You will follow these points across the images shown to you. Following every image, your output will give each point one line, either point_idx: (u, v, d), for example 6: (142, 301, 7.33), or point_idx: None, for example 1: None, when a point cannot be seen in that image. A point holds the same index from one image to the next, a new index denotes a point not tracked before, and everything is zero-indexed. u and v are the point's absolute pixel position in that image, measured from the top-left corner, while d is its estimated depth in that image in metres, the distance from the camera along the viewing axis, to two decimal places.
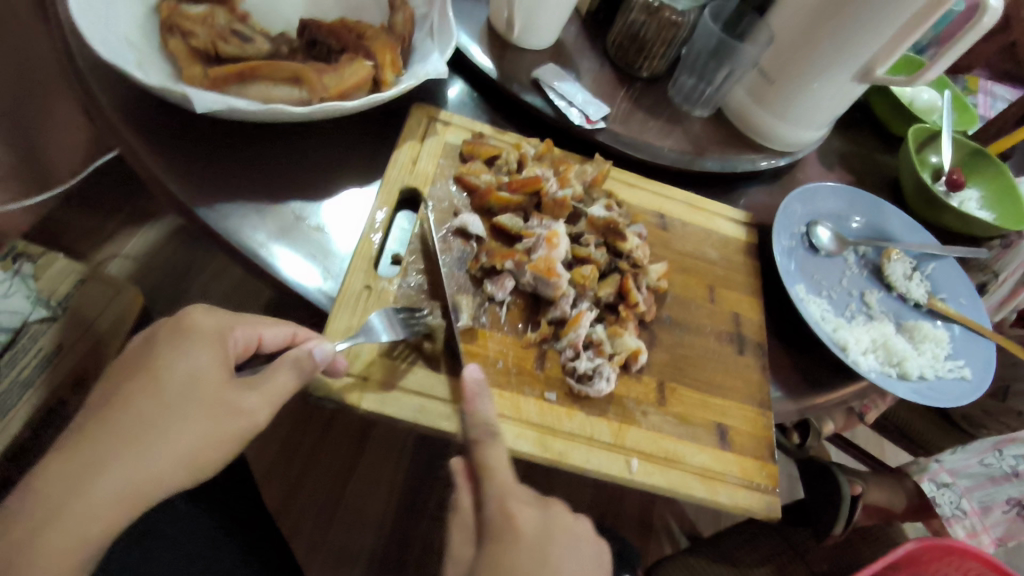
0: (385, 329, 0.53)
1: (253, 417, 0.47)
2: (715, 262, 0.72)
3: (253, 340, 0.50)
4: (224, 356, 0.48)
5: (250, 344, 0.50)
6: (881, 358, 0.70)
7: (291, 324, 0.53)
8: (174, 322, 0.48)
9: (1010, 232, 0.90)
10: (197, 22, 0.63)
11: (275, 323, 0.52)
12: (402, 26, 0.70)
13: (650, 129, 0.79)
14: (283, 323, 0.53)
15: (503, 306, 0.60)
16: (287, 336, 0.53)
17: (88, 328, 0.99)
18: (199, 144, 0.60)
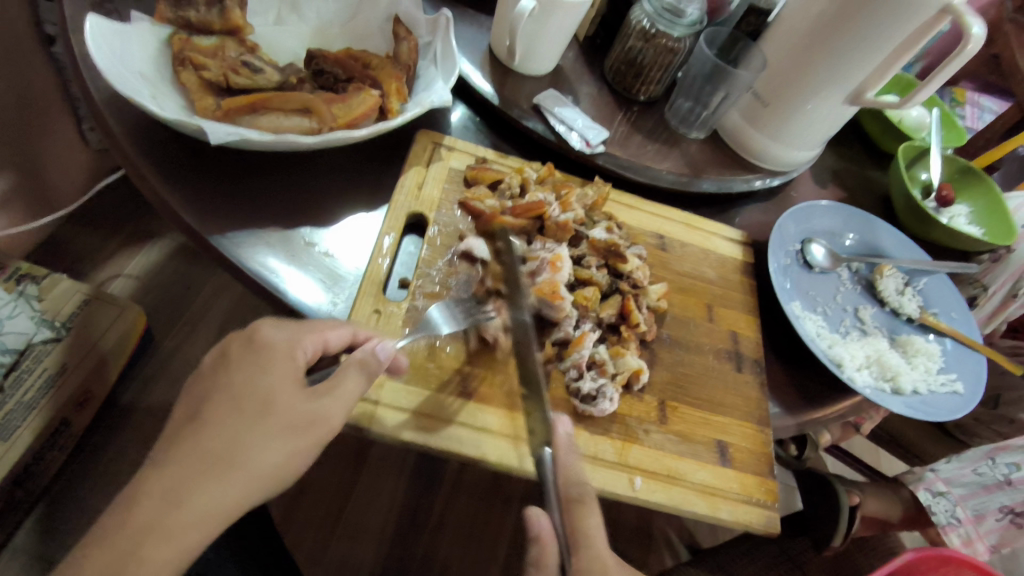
0: (445, 320, 0.57)
1: (331, 425, 0.48)
2: (712, 281, 0.74)
3: (321, 345, 0.50)
4: (294, 371, 0.48)
5: (318, 351, 0.50)
6: (876, 374, 0.72)
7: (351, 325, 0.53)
8: (209, 352, 0.49)
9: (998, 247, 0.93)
10: (209, 56, 0.65)
11: (337, 326, 0.52)
12: (407, 55, 0.72)
13: (648, 152, 0.81)
14: (342, 325, 0.52)
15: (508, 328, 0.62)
16: (348, 337, 0.53)
17: (92, 349, 1.02)
18: (212, 173, 0.62)
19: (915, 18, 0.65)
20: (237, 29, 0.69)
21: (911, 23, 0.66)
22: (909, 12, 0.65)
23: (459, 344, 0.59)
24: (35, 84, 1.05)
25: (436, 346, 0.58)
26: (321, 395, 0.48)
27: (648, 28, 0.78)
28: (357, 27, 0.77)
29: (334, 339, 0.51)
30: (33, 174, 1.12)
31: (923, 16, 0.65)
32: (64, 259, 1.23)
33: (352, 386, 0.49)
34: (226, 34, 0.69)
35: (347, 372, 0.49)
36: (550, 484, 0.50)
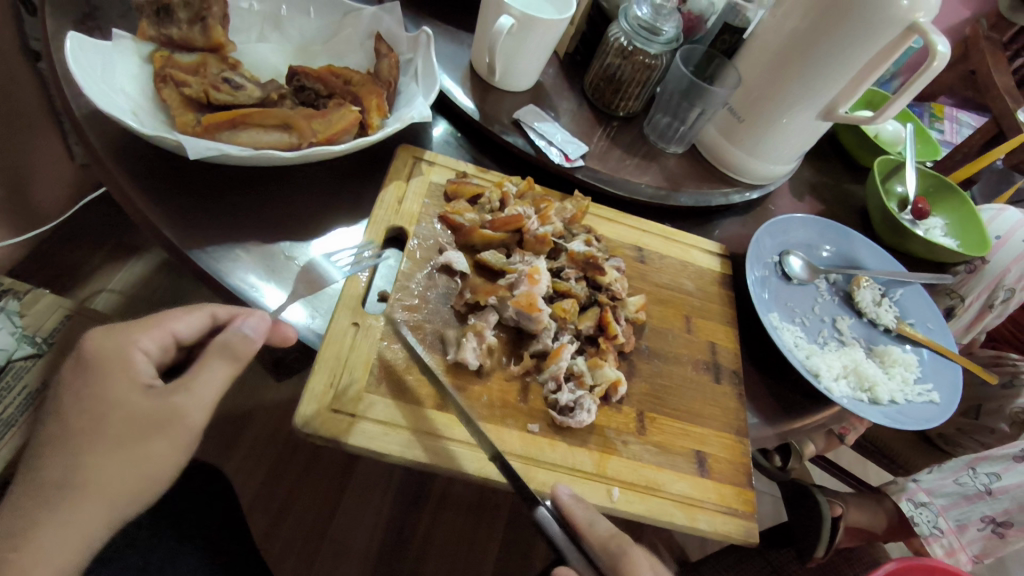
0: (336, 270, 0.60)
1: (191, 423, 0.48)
2: (691, 293, 0.75)
3: (167, 339, 0.51)
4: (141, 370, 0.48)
5: (165, 344, 0.51)
6: (853, 384, 0.73)
7: (206, 308, 0.53)
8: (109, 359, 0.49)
9: (973, 258, 0.94)
10: (190, 72, 0.66)
11: (187, 313, 0.53)
12: (388, 72, 0.73)
13: (627, 166, 0.82)
14: (195, 310, 0.53)
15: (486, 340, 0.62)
16: (203, 321, 0.53)
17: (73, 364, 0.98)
18: (193, 189, 0.62)
19: (883, 37, 0.67)
20: (220, 47, 0.70)
21: (878, 40, 0.68)
22: (876, 31, 0.67)
23: (438, 356, 0.59)
24: (21, 101, 1.05)
25: (414, 358, 0.58)
26: (172, 391, 0.47)
27: (625, 45, 0.80)
28: (338, 45, 0.78)
29: (180, 326, 0.52)
30: (18, 191, 1.12)
31: (890, 35, 0.67)
32: (47, 275, 1.23)
33: (213, 373, 0.49)
34: (208, 51, 0.70)
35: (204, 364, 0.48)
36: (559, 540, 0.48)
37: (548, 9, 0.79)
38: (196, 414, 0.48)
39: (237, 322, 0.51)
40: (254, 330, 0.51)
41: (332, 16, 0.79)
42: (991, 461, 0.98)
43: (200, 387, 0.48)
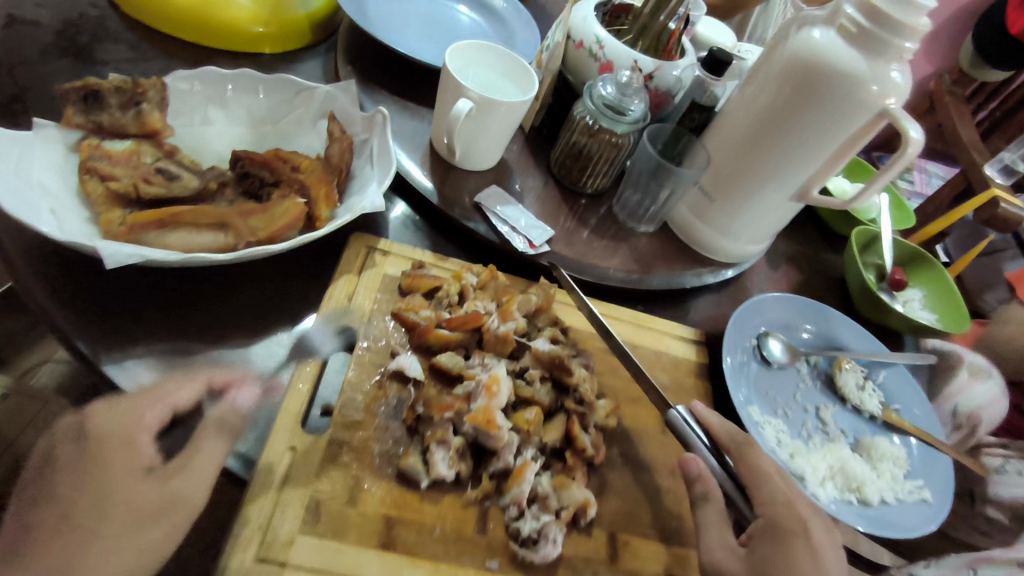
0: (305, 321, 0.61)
1: None
2: (667, 388, 0.70)
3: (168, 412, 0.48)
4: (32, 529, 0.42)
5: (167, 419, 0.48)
6: (840, 486, 0.69)
7: (203, 375, 0.51)
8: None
9: (954, 334, 0.90)
10: (121, 163, 0.60)
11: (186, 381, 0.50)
12: (338, 157, 0.68)
13: (595, 250, 0.78)
14: (192, 379, 0.50)
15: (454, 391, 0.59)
16: (201, 389, 0.50)
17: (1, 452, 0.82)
18: (117, 294, 0.56)
19: (854, 122, 0.65)
20: (155, 133, 0.65)
21: (849, 126, 0.65)
22: (847, 117, 0.64)
23: (386, 481, 0.53)
24: None
25: (358, 486, 0.52)
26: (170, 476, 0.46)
27: (591, 124, 0.77)
28: (289, 125, 0.74)
29: (182, 397, 0.49)
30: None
31: (860, 120, 0.64)
32: None
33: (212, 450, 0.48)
34: (143, 137, 0.64)
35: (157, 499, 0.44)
36: (697, 438, 0.59)
37: (510, 89, 0.76)
38: (185, 485, 0.46)
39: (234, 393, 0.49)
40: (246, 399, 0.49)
41: (283, 93, 0.74)
42: (996, 564, 0.58)
43: (197, 465, 0.47)
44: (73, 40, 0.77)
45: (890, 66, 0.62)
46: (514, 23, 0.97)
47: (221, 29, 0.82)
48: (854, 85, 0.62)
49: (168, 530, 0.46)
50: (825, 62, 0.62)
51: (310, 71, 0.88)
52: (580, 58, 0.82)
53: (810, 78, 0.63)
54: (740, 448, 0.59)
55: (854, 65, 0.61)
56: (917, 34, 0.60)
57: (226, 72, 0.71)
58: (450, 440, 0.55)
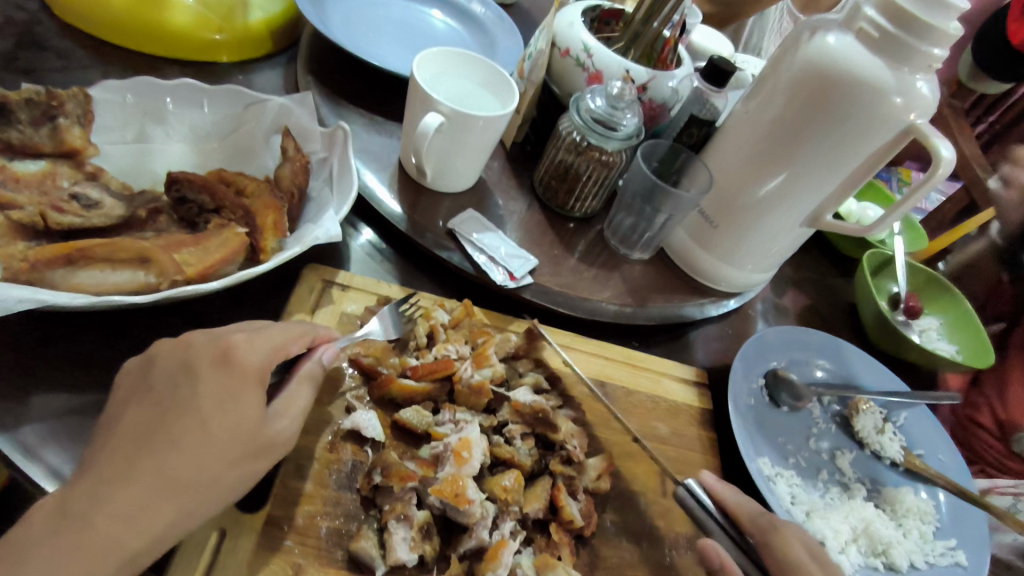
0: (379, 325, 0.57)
1: None
2: (665, 440, 0.61)
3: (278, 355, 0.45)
4: None
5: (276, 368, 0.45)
6: (865, 549, 0.61)
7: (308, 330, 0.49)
8: None
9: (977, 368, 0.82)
10: (28, 188, 0.52)
11: (288, 326, 0.48)
12: (290, 179, 0.60)
13: (584, 280, 0.70)
14: (300, 331, 0.48)
15: (438, 425, 0.53)
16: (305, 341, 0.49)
17: None
18: (16, 345, 0.47)
19: (875, 139, 0.57)
20: (75, 152, 0.56)
21: (869, 143, 0.58)
22: (867, 133, 0.57)
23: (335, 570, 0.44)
24: None
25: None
26: (276, 417, 0.43)
27: (579, 140, 0.69)
28: (238, 142, 0.65)
29: (294, 347, 0.47)
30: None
31: (883, 136, 0.57)
32: None
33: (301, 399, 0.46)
34: (60, 157, 0.56)
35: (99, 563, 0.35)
36: (712, 516, 0.54)
37: (489, 101, 0.68)
38: (283, 428, 0.44)
39: (322, 350, 0.49)
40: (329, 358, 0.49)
41: (231, 107, 0.66)
42: None
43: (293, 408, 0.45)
44: None
45: (916, 75, 0.55)
46: (494, 30, 0.89)
47: (165, 35, 0.74)
48: (875, 97, 0.54)
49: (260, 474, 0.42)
50: (841, 71, 0.54)
51: (269, 82, 0.80)
52: (566, 68, 0.74)
53: (825, 89, 0.56)
54: (763, 535, 0.51)
55: (876, 74, 0.54)
56: (948, 39, 0.53)
57: (164, 83, 0.63)
58: (413, 515, 0.47)
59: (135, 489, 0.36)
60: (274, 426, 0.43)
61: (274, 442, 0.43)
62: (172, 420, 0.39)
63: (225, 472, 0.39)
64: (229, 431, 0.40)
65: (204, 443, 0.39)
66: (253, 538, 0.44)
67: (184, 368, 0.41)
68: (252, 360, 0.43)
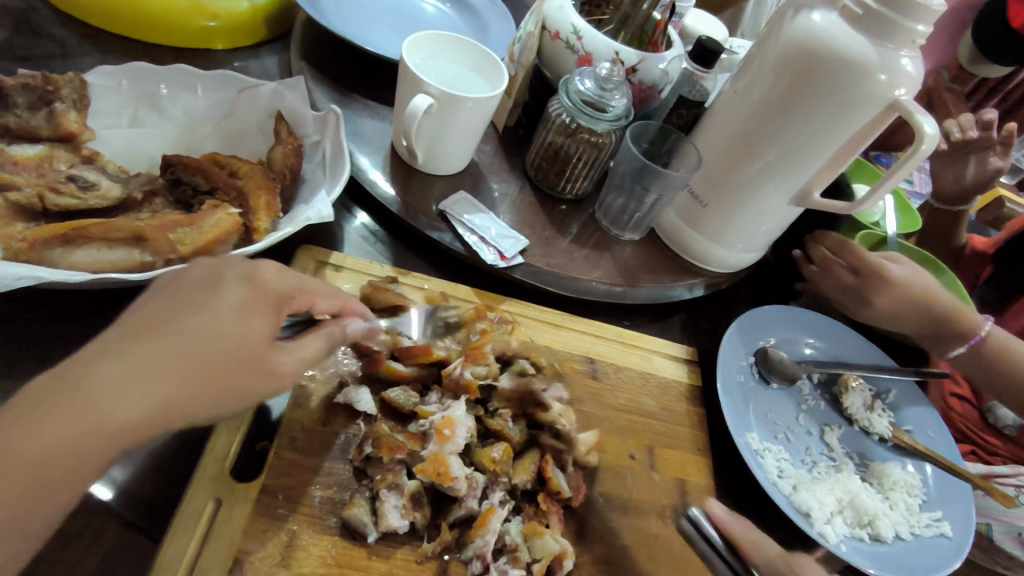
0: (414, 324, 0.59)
1: None
2: (654, 414, 0.62)
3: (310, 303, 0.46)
4: None
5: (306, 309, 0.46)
6: (851, 521, 0.62)
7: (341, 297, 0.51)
8: None
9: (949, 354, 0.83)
10: (26, 171, 0.53)
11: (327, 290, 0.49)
12: (283, 160, 0.61)
13: (576, 261, 0.71)
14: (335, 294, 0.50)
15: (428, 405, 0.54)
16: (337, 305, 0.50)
17: None
18: (18, 321, 0.49)
19: (860, 115, 0.58)
20: (71, 136, 0.57)
21: (855, 120, 0.58)
22: (853, 110, 0.57)
23: (328, 538, 0.45)
24: None
25: (293, 542, 0.44)
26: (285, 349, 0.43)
27: (568, 122, 0.70)
28: (232, 127, 0.66)
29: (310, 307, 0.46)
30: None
31: (868, 113, 0.58)
32: None
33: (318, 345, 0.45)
34: (57, 141, 0.57)
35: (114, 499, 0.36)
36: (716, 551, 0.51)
37: (479, 82, 0.68)
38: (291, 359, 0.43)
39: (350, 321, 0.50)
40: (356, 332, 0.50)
41: (225, 93, 0.67)
42: None
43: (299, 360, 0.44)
44: None
45: (900, 51, 0.55)
46: (487, 14, 0.90)
47: (161, 22, 0.75)
48: (859, 73, 0.55)
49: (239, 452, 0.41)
50: (826, 49, 0.55)
51: (264, 67, 0.81)
52: (556, 51, 0.75)
53: (810, 67, 0.56)
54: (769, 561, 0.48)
55: (860, 52, 0.54)
56: (931, 15, 0.53)
57: (158, 69, 0.64)
58: (403, 485, 0.48)
59: (123, 389, 0.35)
60: (279, 355, 0.42)
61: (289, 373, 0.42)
62: (183, 317, 0.38)
63: (217, 382, 0.38)
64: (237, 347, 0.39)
65: (202, 355, 0.37)
66: (249, 502, 0.45)
67: (196, 282, 0.40)
68: (282, 285, 0.43)
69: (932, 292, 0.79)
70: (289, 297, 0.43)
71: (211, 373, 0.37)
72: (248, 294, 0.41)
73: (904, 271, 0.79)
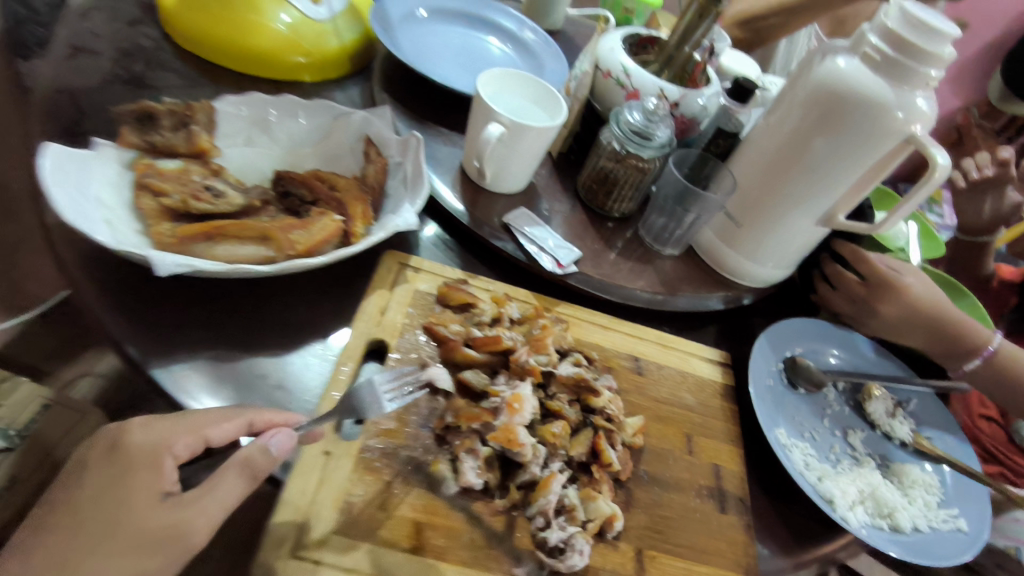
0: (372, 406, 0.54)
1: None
2: (692, 408, 0.70)
3: (200, 443, 0.47)
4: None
5: (197, 450, 0.47)
6: (872, 511, 0.68)
7: (244, 415, 0.50)
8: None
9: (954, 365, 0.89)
10: (170, 180, 0.64)
11: (228, 419, 0.49)
12: (374, 177, 0.73)
13: (621, 271, 0.80)
14: (235, 417, 0.49)
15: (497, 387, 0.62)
16: (241, 428, 0.49)
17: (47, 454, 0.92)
18: (167, 302, 0.60)
19: (880, 146, 0.66)
20: (203, 153, 0.69)
21: (875, 151, 0.66)
22: (873, 142, 0.66)
23: (417, 489, 0.54)
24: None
25: (389, 491, 0.53)
26: (183, 504, 0.45)
27: (618, 149, 0.79)
28: (328, 148, 0.77)
29: (216, 436, 0.47)
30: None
31: (887, 145, 0.66)
32: None
33: (228, 489, 0.46)
34: (192, 157, 0.69)
35: (226, 475, 0.46)
36: None
37: (540, 114, 0.78)
38: (192, 513, 0.44)
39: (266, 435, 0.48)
40: (279, 445, 0.48)
41: (322, 118, 0.78)
42: None
43: (210, 498, 0.45)
44: (129, 68, 0.83)
45: (915, 92, 0.64)
46: (543, 54, 1.01)
47: (265, 57, 0.87)
48: (879, 110, 0.63)
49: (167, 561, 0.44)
50: (850, 90, 0.63)
51: (348, 97, 0.93)
52: (607, 86, 0.85)
53: (836, 105, 0.65)
54: None
55: (879, 93, 0.63)
56: (941, 61, 0.62)
57: (269, 98, 0.75)
58: (479, 449, 0.56)
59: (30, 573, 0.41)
60: (168, 512, 0.44)
61: (193, 532, 0.44)
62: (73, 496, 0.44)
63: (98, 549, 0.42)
64: (109, 523, 0.43)
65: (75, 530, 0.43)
66: (353, 455, 0.54)
67: (95, 459, 0.46)
68: (141, 444, 0.46)
69: (944, 308, 0.86)
70: (152, 452, 0.45)
71: (91, 541, 0.43)
72: (104, 470, 0.45)
73: (919, 287, 0.86)
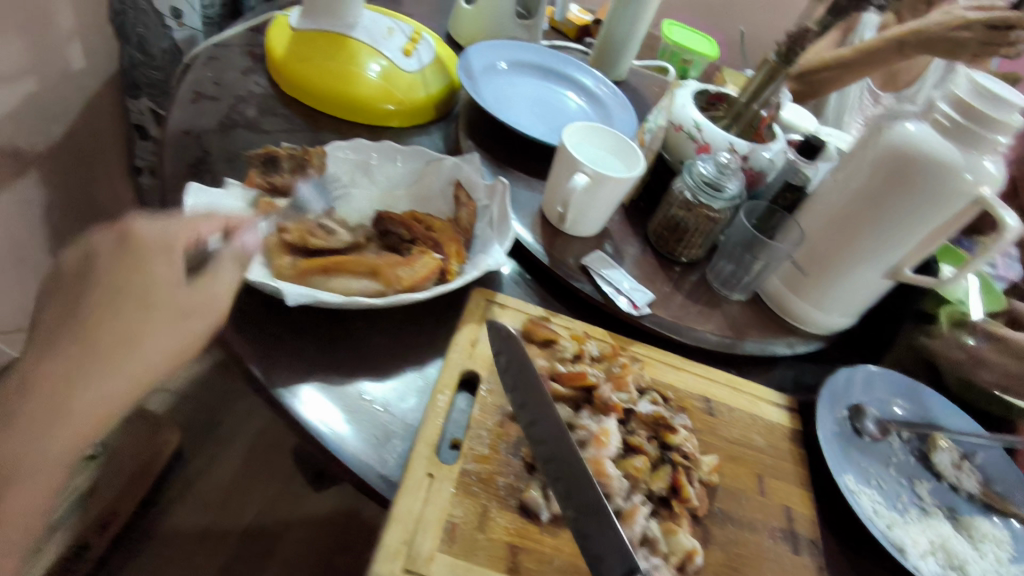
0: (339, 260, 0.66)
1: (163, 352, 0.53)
2: (762, 450, 0.72)
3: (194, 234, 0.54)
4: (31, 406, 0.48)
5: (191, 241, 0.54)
6: (942, 562, 0.68)
7: (221, 217, 0.58)
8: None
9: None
10: (290, 218, 0.71)
11: (208, 216, 0.56)
12: (467, 220, 0.78)
13: (691, 314, 0.83)
14: (214, 215, 0.57)
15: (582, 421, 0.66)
16: (219, 226, 0.57)
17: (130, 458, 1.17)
18: (285, 328, 0.66)
19: (948, 206, 0.69)
20: (316, 193, 0.76)
21: (944, 211, 0.70)
22: (942, 202, 0.69)
23: (511, 513, 0.58)
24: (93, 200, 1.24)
25: (486, 513, 0.57)
26: (201, 284, 0.54)
27: (689, 198, 0.84)
28: (421, 190, 0.84)
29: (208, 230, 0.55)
30: None
31: (956, 205, 0.69)
32: None
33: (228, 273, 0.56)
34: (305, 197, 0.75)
35: (224, 264, 0.56)
36: None
37: (618, 165, 0.84)
38: (215, 289, 0.54)
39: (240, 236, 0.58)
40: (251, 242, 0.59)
41: (416, 163, 0.84)
42: None
43: (219, 283, 0.55)
44: (243, 112, 0.92)
45: (983, 156, 0.67)
46: (612, 106, 1.07)
47: (359, 103, 0.94)
48: (949, 172, 0.67)
49: (195, 329, 0.53)
50: (921, 152, 0.67)
51: (433, 142, 1.00)
52: (678, 140, 0.90)
53: (906, 165, 0.69)
54: None
55: (949, 156, 0.66)
56: (1010, 129, 0.64)
57: (371, 143, 0.82)
58: None
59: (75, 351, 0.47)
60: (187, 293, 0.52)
61: (213, 306, 0.54)
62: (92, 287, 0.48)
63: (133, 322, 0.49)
64: (138, 296, 0.49)
65: (107, 305, 0.48)
66: (452, 476, 0.59)
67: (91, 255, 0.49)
68: (151, 234, 0.51)
69: None
70: (166, 242, 0.51)
71: (120, 328, 0.49)
72: (109, 265, 0.49)
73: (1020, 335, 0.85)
